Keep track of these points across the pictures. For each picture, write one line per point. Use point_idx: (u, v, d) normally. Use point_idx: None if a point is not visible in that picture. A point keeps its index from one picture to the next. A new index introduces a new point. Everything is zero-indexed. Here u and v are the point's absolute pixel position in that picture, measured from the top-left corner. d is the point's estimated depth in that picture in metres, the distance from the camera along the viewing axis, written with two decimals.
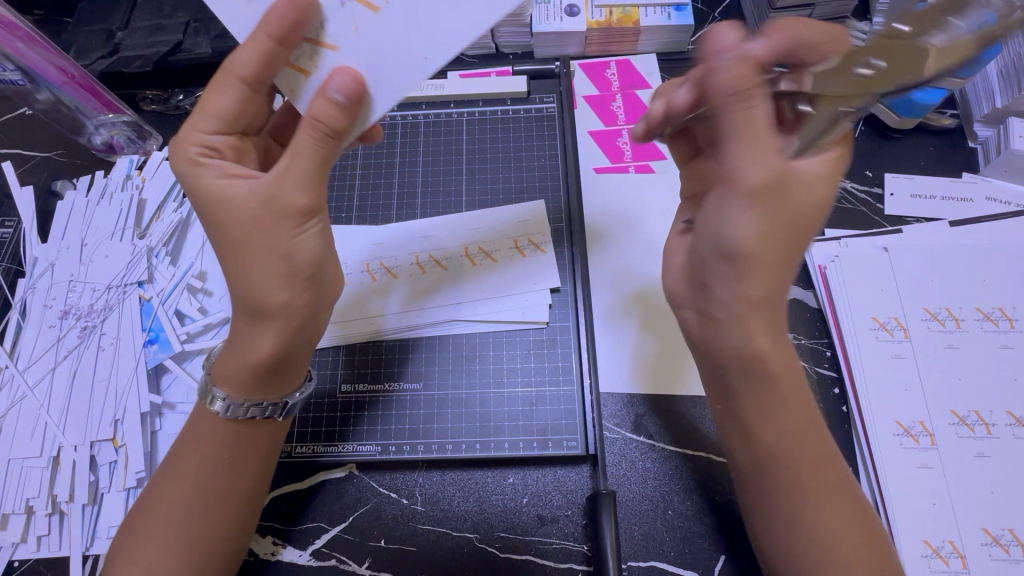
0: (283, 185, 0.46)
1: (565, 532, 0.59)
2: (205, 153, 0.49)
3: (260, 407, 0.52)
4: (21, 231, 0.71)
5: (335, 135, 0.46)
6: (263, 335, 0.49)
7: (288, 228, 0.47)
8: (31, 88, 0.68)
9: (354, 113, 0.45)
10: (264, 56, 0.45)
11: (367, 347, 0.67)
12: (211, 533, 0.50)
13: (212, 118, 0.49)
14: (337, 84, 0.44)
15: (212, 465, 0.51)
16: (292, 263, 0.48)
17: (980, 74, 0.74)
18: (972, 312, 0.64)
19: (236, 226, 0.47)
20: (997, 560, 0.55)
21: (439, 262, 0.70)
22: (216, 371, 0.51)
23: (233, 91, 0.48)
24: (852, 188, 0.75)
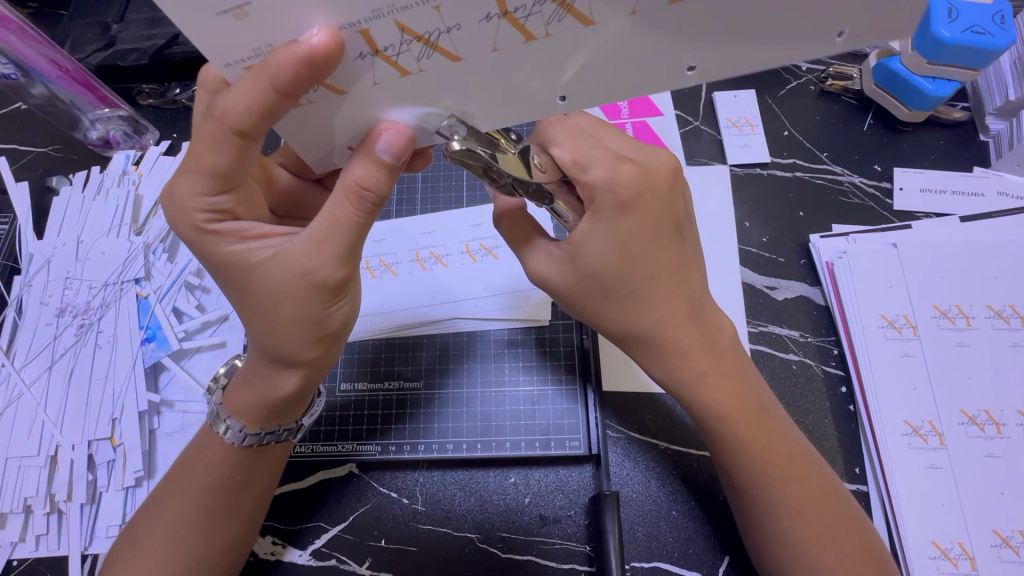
0: (318, 260, 0.42)
1: (568, 532, 0.58)
2: (212, 218, 0.43)
3: (273, 433, 0.51)
4: (17, 227, 0.71)
5: (380, 202, 0.41)
6: (292, 381, 0.48)
7: (320, 303, 0.44)
8: (24, 82, 0.66)
9: (399, 172, 0.41)
10: (265, 109, 0.36)
11: (368, 348, 0.66)
12: (221, 548, 0.51)
13: (204, 178, 0.41)
14: (384, 143, 0.39)
15: (222, 487, 0.50)
16: (323, 329, 0.46)
17: (992, 66, 0.72)
18: (983, 309, 0.63)
19: (264, 296, 0.44)
20: (1007, 561, 0.54)
21: (439, 258, 0.69)
22: (229, 404, 0.50)
23: (227, 147, 0.39)
24: (861, 182, 0.73)
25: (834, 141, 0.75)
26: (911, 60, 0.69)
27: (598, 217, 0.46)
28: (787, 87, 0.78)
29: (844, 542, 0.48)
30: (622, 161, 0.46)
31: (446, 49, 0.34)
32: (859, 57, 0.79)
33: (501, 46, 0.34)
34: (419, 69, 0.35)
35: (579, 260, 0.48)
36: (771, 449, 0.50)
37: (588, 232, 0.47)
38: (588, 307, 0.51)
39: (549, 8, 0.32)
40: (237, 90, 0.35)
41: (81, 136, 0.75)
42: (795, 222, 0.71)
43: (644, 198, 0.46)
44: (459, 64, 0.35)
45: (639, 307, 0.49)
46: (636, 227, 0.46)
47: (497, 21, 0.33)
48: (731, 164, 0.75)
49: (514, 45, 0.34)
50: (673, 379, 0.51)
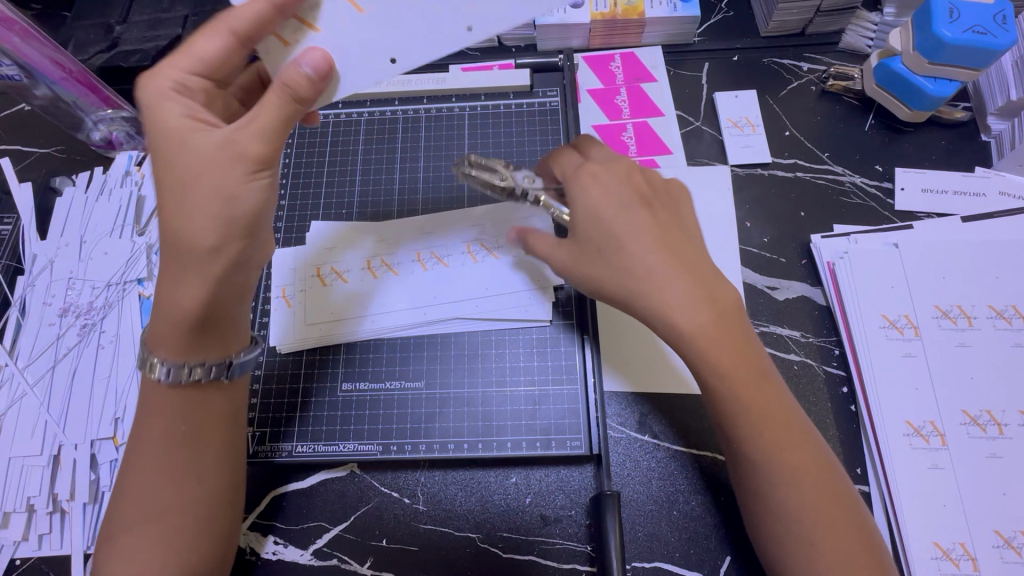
0: (243, 132, 0.44)
1: (569, 532, 0.58)
2: (174, 88, 0.46)
3: (204, 368, 0.48)
4: (20, 228, 0.71)
5: (302, 103, 0.45)
6: (189, 287, 0.45)
7: (240, 172, 0.44)
8: (29, 83, 0.67)
9: (322, 87, 0.45)
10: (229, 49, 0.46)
11: (369, 347, 0.66)
12: (188, 523, 0.48)
13: (192, 59, 0.46)
14: (309, 59, 0.44)
15: (174, 438, 0.48)
16: (234, 210, 0.45)
17: (994, 66, 0.72)
18: (985, 309, 0.63)
19: (186, 165, 0.44)
20: (1009, 562, 0.54)
21: (439, 258, 0.68)
22: (152, 334, 0.48)
23: (219, 39, 0.45)
24: (862, 182, 0.73)
25: (836, 142, 0.75)
26: (912, 59, 0.69)
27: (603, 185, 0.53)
28: (788, 87, 0.78)
29: (837, 512, 0.48)
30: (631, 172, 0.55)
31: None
32: (860, 58, 0.79)
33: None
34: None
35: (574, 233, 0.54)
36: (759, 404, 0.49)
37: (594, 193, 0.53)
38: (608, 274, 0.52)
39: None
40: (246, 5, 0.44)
41: (85, 137, 0.75)
42: (796, 222, 0.71)
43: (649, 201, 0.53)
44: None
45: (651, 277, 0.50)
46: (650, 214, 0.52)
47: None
48: (732, 164, 0.75)
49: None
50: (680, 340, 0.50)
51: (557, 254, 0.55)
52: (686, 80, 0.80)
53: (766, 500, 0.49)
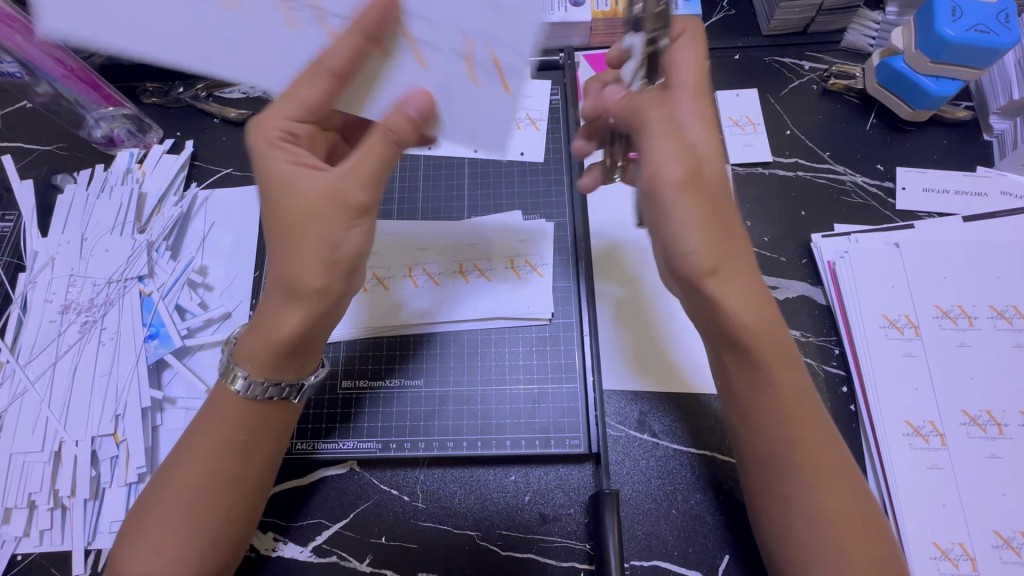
0: (347, 182, 0.48)
1: (567, 530, 0.58)
2: (284, 137, 0.50)
3: (278, 386, 0.51)
4: (21, 225, 0.71)
5: (400, 145, 0.49)
6: (294, 317, 0.49)
7: (341, 221, 0.48)
8: (30, 81, 0.67)
9: (422, 130, 0.49)
10: (356, 55, 0.46)
11: (370, 344, 0.66)
12: (222, 528, 0.49)
13: (295, 105, 0.49)
14: (413, 103, 0.47)
15: (230, 444, 0.50)
16: (336, 255, 0.48)
17: (997, 66, 0.71)
18: (986, 310, 0.63)
19: (289, 217, 0.48)
20: (1008, 562, 0.54)
21: (420, 54, 0.46)
22: (239, 349, 0.51)
23: (319, 83, 0.47)
24: (863, 182, 0.73)
25: (837, 141, 0.75)
26: (914, 58, 0.69)
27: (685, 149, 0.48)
28: (790, 86, 0.78)
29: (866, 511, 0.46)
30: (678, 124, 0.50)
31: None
32: (862, 57, 0.79)
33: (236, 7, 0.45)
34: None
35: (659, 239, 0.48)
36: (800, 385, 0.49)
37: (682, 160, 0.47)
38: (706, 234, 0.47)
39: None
40: (337, 41, 0.45)
41: (86, 135, 0.76)
42: (796, 221, 0.71)
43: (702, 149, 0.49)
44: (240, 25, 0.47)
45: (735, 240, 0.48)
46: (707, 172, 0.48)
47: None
48: (733, 163, 0.74)
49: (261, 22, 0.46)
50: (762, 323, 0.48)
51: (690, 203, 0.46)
52: None
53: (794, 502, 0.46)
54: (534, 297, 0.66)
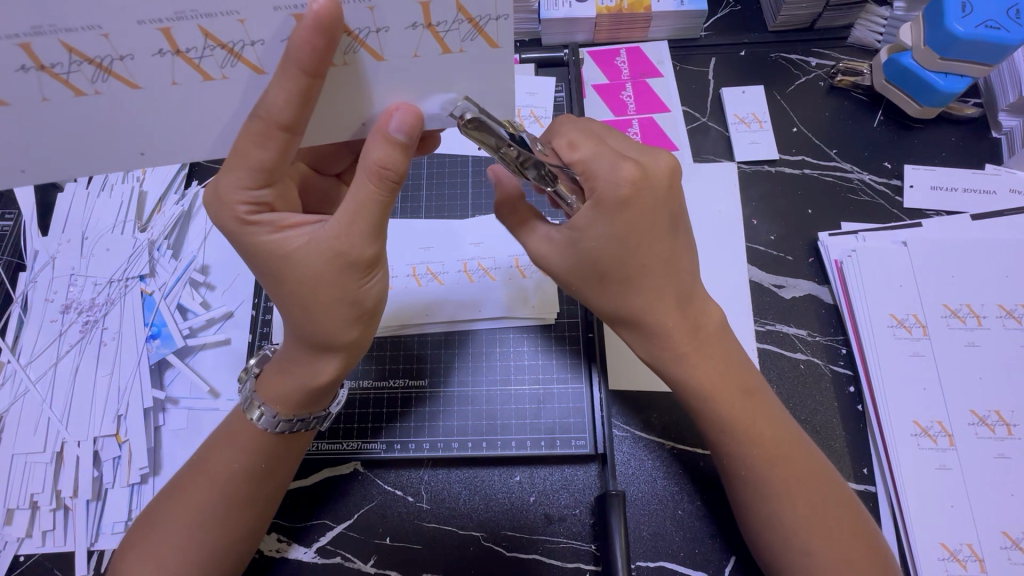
0: (349, 240, 0.43)
1: (573, 531, 0.58)
2: (253, 210, 0.43)
3: (305, 421, 0.51)
4: (21, 224, 0.71)
5: (398, 182, 0.42)
6: (334, 362, 0.49)
7: (356, 280, 0.44)
8: None
9: (412, 151, 0.42)
10: (302, 98, 0.37)
11: (374, 344, 0.66)
12: (234, 542, 0.50)
13: (250, 173, 0.41)
14: (398, 123, 0.40)
15: (243, 475, 0.50)
16: (361, 309, 0.46)
17: (1005, 62, 0.71)
18: (994, 309, 0.62)
19: (298, 283, 0.44)
20: (1016, 563, 0.54)
21: (370, 45, 0.37)
22: (265, 389, 0.50)
23: (272, 143, 0.40)
24: (870, 179, 0.72)
25: (844, 139, 0.74)
26: (923, 55, 0.68)
27: (601, 208, 0.47)
28: (796, 83, 0.77)
29: (841, 532, 0.48)
30: (624, 158, 0.47)
31: (122, 74, 0.36)
32: (869, 53, 0.78)
33: (181, 81, 0.37)
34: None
35: (580, 245, 0.49)
36: (745, 421, 0.51)
37: (593, 219, 0.47)
38: (582, 290, 0.52)
39: (221, 54, 0.36)
40: (273, 84, 0.37)
41: None
42: (803, 219, 0.71)
43: (643, 194, 0.47)
44: (140, 91, 0.37)
45: (634, 293, 0.50)
46: (639, 216, 0.47)
47: (171, 57, 0.36)
48: (738, 160, 0.74)
49: (193, 81, 0.37)
50: (659, 360, 0.53)
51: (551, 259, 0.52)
52: (693, 75, 0.79)
53: (761, 512, 0.50)
54: (538, 295, 0.66)
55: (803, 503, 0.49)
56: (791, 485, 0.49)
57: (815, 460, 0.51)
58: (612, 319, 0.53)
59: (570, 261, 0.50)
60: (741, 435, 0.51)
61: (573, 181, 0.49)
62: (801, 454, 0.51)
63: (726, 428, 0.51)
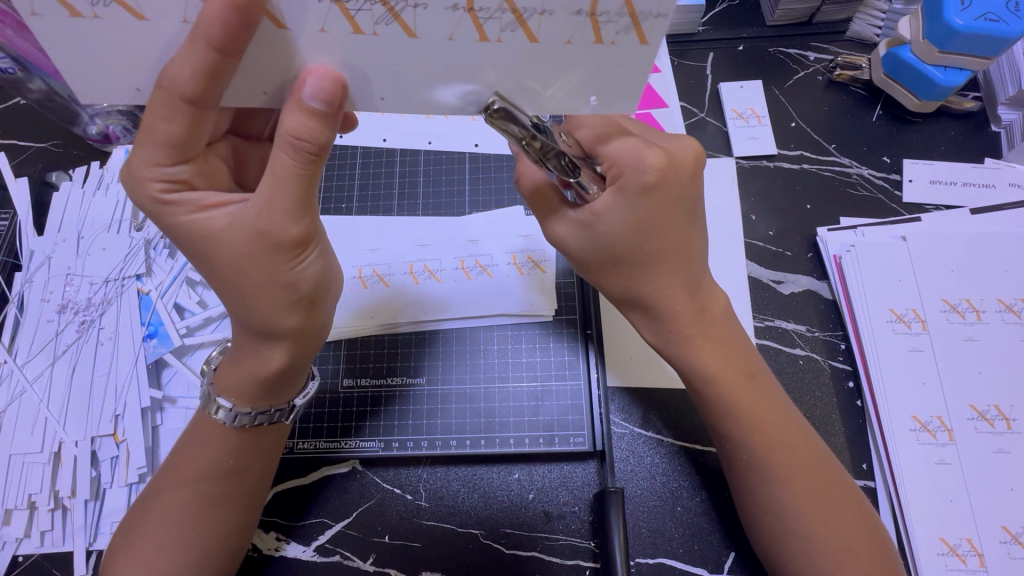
0: (270, 218, 0.41)
1: (572, 528, 0.58)
2: (169, 189, 0.42)
3: (266, 414, 0.50)
4: (17, 224, 0.70)
5: (320, 155, 0.40)
6: (283, 351, 0.48)
7: (282, 261, 0.43)
8: (23, 77, 0.66)
9: (335, 122, 0.40)
10: (209, 72, 0.36)
11: (360, 339, 0.65)
12: (217, 542, 0.50)
13: (161, 149, 0.40)
14: (311, 89, 0.37)
15: (217, 470, 0.50)
16: (296, 292, 0.45)
17: (1005, 56, 0.71)
18: (994, 303, 0.62)
19: (227, 264, 0.43)
20: (1016, 558, 0.54)
21: (528, 27, 0.36)
22: (218, 380, 0.50)
23: (179, 116, 0.38)
24: (870, 174, 0.72)
25: (843, 134, 0.74)
26: (923, 49, 0.67)
27: (621, 193, 0.46)
28: (795, 77, 0.77)
29: (844, 531, 0.48)
30: (650, 145, 0.46)
31: (272, 12, 0.35)
32: (869, 47, 0.78)
33: (192, 19, 0.36)
34: (95, 15, 0.35)
35: (596, 228, 0.48)
36: (756, 406, 0.51)
37: (610, 203, 0.47)
38: (598, 273, 0.52)
39: (378, 10, 0.34)
40: (179, 56, 0.35)
41: (80, 131, 0.74)
42: (802, 215, 0.70)
43: (669, 178, 0.46)
44: (285, 32, 0.36)
45: (649, 278, 0.50)
46: (658, 204, 0.47)
47: (329, 6, 0.34)
48: (737, 156, 0.73)
49: (343, 33, 0.36)
50: (673, 344, 0.53)
51: (566, 239, 0.51)
52: (691, 70, 0.78)
53: (765, 510, 0.50)
54: (537, 292, 0.66)
55: (812, 495, 0.49)
56: (795, 479, 0.49)
57: (826, 457, 0.51)
58: (623, 302, 0.53)
59: (585, 244, 0.50)
60: (740, 433, 0.51)
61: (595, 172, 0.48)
62: (816, 451, 0.51)
63: (734, 410, 0.51)
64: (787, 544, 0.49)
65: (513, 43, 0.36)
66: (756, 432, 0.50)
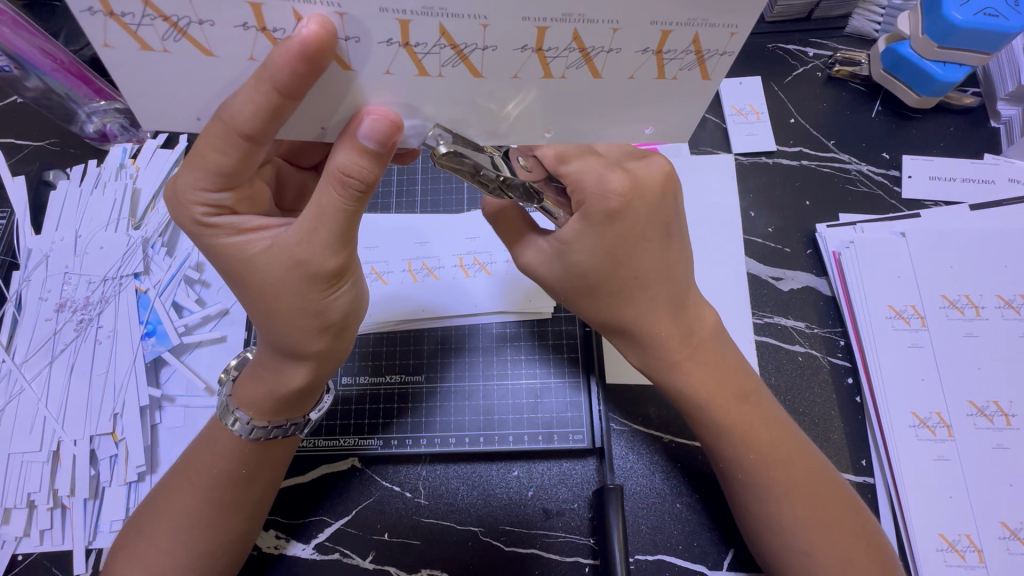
0: (308, 249, 0.41)
1: (571, 525, 0.58)
2: (211, 212, 0.41)
3: (281, 428, 0.51)
4: (13, 222, 0.70)
5: (367, 191, 0.39)
6: (304, 371, 0.48)
7: (317, 291, 0.43)
8: (19, 75, 0.66)
9: (386, 159, 0.39)
10: (271, 112, 0.35)
11: (381, 341, 0.65)
12: (222, 546, 0.50)
13: (208, 175, 0.39)
14: (368, 129, 0.37)
15: (228, 479, 0.50)
16: (325, 320, 0.45)
17: (1005, 51, 0.70)
18: (993, 299, 0.62)
19: (263, 289, 0.43)
20: (1015, 554, 0.54)
21: (594, 64, 0.36)
22: (239, 392, 0.50)
23: (233, 148, 0.38)
24: (869, 170, 0.72)
25: (842, 130, 0.74)
26: (922, 44, 0.67)
27: (590, 221, 0.45)
28: (794, 74, 0.77)
29: (839, 527, 0.49)
30: (612, 168, 0.45)
31: (340, 55, 0.35)
32: (867, 42, 0.78)
33: (259, 57, 0.35)
34: (164, 49, 0.34)
35: (567, 258, 0.48)
36: (739, 420, 0.51)
37: (578, 231, 0.46)
38: (574, 302, 0.51)
39: (447, 53, 0.35)
40: (242, 92, 0.34)
41: (77, 129, 0.74)
42: (801, 211, 0.70)
43: (633, 204, 0.45)
44: (349, 73, 0.36)
45: (624, 304, 0.49)
46: (627, 229, 0.46)
47: (397, 48, 0.34)
48: (736, 152, 0.73)
49: (406, 74, 0.36)
50: (654, 369, 0.52)
51: (541, 267, 0.51)
52: None
53: (763, 508, 0.50)
54: (535, 291, 0.66)
55: (806, 492, 0.49)
56: (790, 479, 0.49)
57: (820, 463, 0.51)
58: (603, 328, 0.52)
59: (559, 271, 0.49)
60: (741, 434, 0.50)
61: (558, 195, 0.49)
62: (810, 456, 0.51)
63: (732, 410, 0.51)
64: (783, 541, 0.49)
65: (576, 78, 0.37)
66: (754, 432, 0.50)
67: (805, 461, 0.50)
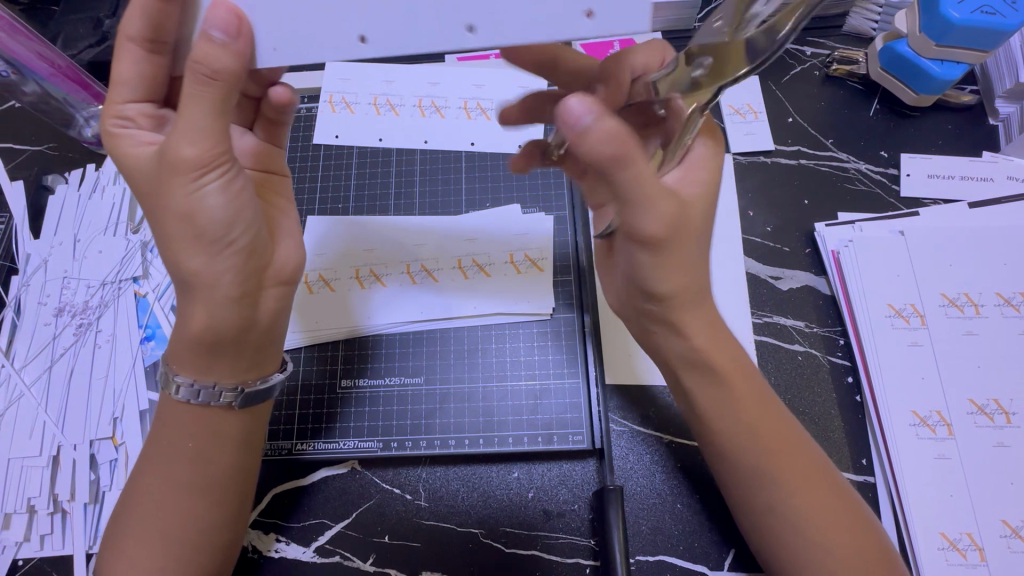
0: (174, 139, 0.42)
1: (572, 526, 0.58)
2: (121, 125, 0.47)
3: (209, 388, 0.49)
4: (11, 227, 0.70)
5: (219, 80, 0.40)
6: (203, 310, 0.46)
7: (182, 184, 0.42)
8: (17, 79, 0.66)
9: (242, 54, 0.40)
10: (151, 15, 0.42)
11: (351, 344, 0.65)
12: (193, 535, 0.49)
13: (123, 87, 0.46)
14: (216, 21, 0.39)
15: (180, 456, 0.49)
16: (194, 224, 0.43)
17: (1002, 47, 0.70)
18: (992, 297, 0.62)
19: (148, 194, 0.45)
20: (1016, 552, 0.54)
21: None
22: (168, 351, 0.50)
23: (133, 55, 0.45)
24: (867, 169, 0.72)
25: (842, 128, 0.74)
26: (919, 41, 0.67)
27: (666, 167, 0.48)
28: (791, 73, 0.77)
29: (838, 521, 0.47)
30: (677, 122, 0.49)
31: None
32: (864, 41, 0.78)
33: None
34: None
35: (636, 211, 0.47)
36: (738, 417, 0.50)
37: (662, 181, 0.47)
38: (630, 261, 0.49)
39: None
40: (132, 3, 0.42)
41: (75, 133, 0.74)
42: (800, 210, 0.70)
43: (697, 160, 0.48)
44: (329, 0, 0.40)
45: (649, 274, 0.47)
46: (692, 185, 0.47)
47: None
48: (735, 152, 0.73)
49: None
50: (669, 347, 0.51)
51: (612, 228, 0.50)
52: None
53: (763, 508, 0.49)
54: (534, 293, 0.66)
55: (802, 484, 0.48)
56: (793, 476, 0.48)
57: (798, 443, 0.50)
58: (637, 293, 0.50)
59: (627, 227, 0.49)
60: (746, 435, 0.49)
61: None
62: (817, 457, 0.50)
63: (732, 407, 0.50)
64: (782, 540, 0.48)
65: None
66: (758, 437, 0.49)
67: (799, 453, 0.49)
